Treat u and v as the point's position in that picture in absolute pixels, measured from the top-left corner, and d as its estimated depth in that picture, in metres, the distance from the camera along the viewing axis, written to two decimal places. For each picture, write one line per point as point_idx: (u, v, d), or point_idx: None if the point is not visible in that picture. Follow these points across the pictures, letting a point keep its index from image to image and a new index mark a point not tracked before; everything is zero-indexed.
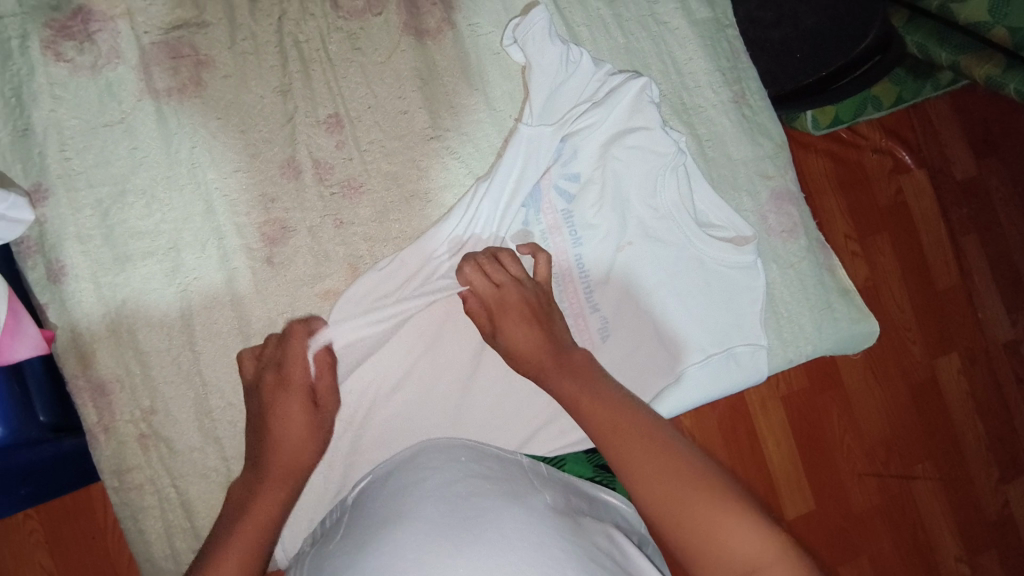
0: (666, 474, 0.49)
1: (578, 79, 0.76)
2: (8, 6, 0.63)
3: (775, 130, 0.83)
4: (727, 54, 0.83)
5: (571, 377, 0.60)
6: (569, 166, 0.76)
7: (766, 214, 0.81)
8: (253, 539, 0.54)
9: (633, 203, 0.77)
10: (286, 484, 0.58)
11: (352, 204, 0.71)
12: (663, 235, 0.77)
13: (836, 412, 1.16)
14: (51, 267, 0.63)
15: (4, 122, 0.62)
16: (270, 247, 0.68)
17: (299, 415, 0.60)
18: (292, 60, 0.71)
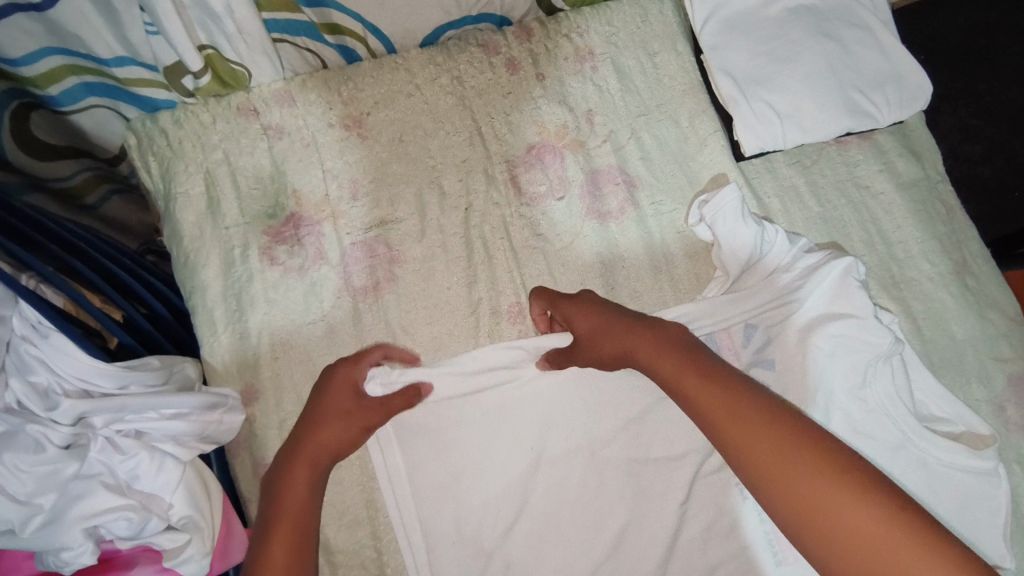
0: (820, 488, 0.43)
1: (770, 259, 0.68)
2: (235, 219, 0.70)
3: (1006, 303, 0.72)
4: (942, 218, 0.74)
5: (660, 355, 0.53)
6: (763, 354, 0.67)
7: (1003, 404, 0.69)
8: (293, 540, 0.53)
9: (837, 392, 0.64)
10: (313, 476, 0.57)
11: (524, 399, 0.67)
12: (874, 430, 0.64)
13: None
14: (257, 465, 0.66)
15: (226, 326, 0.68)
16: (450, 441, 0.67)
17: (338, 396, 0.60)
18: (476, 249, 0.71)
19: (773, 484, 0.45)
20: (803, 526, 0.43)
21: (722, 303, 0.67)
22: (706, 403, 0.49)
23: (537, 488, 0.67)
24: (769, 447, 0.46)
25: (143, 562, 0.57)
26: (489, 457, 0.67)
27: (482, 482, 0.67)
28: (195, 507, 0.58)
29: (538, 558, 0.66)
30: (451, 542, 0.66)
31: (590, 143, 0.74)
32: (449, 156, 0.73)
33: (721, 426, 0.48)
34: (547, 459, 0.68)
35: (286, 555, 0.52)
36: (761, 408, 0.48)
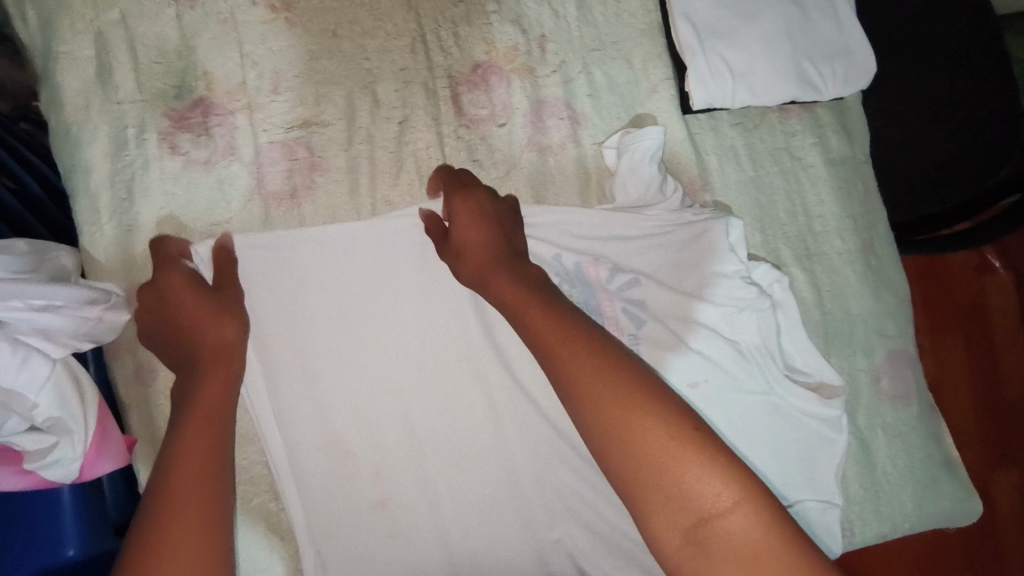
0: (628, 415, 0.49)
1: (659, 211, 0.69)
2: (129, 93, 0.61)
3: (899, 284, 0.78)
4: (862, 198, 0.77)
5: (513, 280, 0.59)
6: (630, 295, 0.68)
7: (879, 375, 0.76)
8: (213, 430, 0.51)
9: (706, 341, 0.67)
10: (229, 372, 0.55)
11: (395, 313, 0.66)
12: (740, 376, 0.67)
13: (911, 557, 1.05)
14: (141, 368, 0.61)
15: (111, 215, 0.61)
16: (315, 348, 0.64)
17: (197, 302, 0.57)
18: (407, 166, 0.67)
19: (589, 406, 0.50)
20: (606, 439, 0.49)
21: (591, 244, 0.69)
22: (546, 331, 0.55)
23: (419, 407, 0.67)
24: (587, 368, 0.52)
25: (3, 461, 0.52)
26: (353, 346, 0.65)
27: (355, 390, 0.65)
28: (64, 409, 0.53)
29: (421, 463, 0.66)
30: (308, 436, 0.64)
31: (539, 71, 0.70)
32: (388, 62, 0.67)
33: (547, 345, 0.54)
34: (424, 355, 0.67)
35: (198, 455, 0.49)
36: (588, 336, 0.54)
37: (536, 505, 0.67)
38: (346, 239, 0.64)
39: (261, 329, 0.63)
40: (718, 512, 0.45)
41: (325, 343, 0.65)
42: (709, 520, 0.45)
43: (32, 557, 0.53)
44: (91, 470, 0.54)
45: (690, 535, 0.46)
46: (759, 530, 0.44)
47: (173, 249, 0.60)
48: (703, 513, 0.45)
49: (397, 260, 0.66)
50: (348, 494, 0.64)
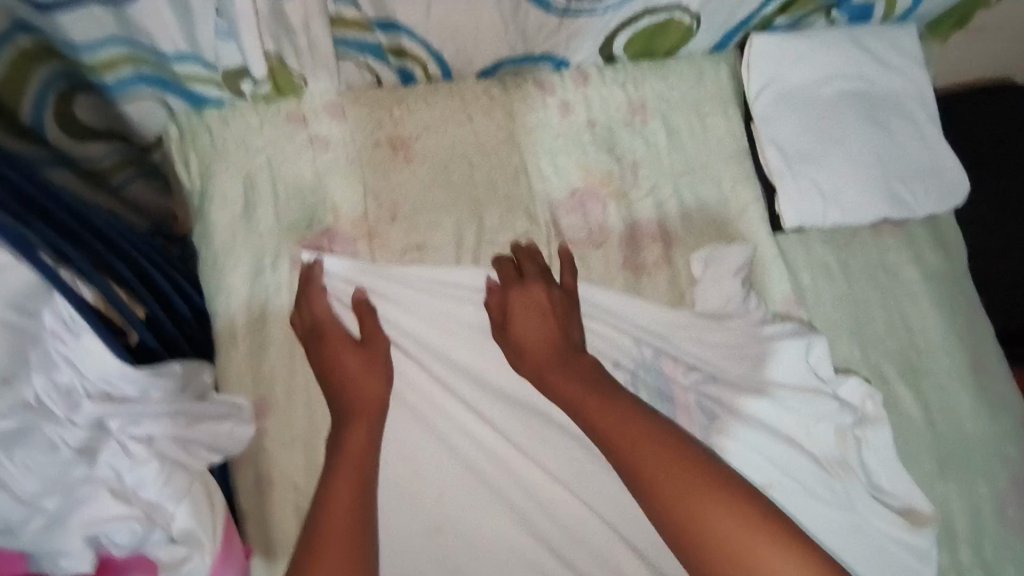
0: (704, 503, 0.54)
1: (742, 321, 0.70)
2: (269, 225, 0.69)
3: (1015, 403, 0.74)
4: (964, 313, 0.76)
5: (568, 376, 0.63)
6: (707, 394, 0.70)
7: (1005, 503, 0.70)
8: (355, 477, 0.59)
9: (780, 444, 0.69)
10: (371, 423, 0.62)
11: (483, 427, 0.67)
12: (818, 488, 0.68)
13: None
14: (260, 480, 0.65)
15: (246, 335, 0.67)
16: (402, 451, 0.66)
17: (353, 358, 0.64)
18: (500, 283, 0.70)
19: (659, 498, 0.55)
20: (677, 529, 0.54)
21: (668, 340, 0.70)
22: (612, 430, 0.59)
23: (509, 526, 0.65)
24: (653, 458, 0.56)
25: (140, 571, 0.55)
26: (430, 444, 0.67)
27: (434, 490, 0.66)
28: (198, 521, 0.57)
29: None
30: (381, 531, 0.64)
31: (633, 195, 0.75)
32: (494, 190, 0.73)
33: (610, 441, 0.59)
34: (513, 462, 0.67)
35: (347, 496, 0.57)
36: (649, 429, 0.58)
37: None
38: (450, 345, 0.69)
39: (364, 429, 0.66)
40: None
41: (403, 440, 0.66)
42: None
43: None
44: None
45: None
46: None
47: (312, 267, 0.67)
48: None
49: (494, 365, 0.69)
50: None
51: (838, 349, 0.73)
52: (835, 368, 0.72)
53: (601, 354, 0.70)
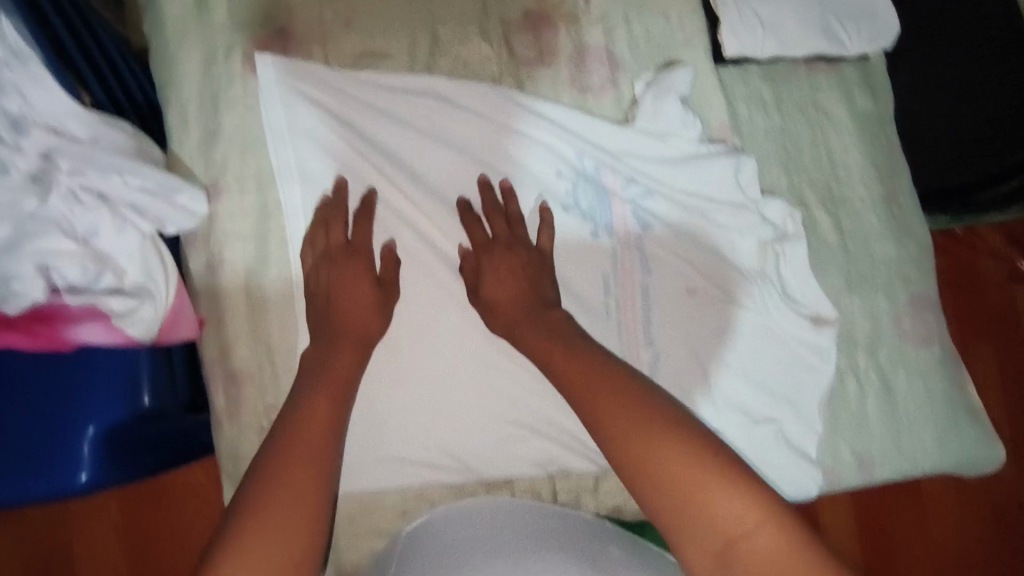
0: (650, 439, 0.54)
1: (681, 140, 0.74)
2: (219, 20, 0.70)
3: (922, 234, 0.81)
4: (886, 152, 0.81)
5: (537, 330, 0.66)
6: (643, 206, 0.74)
7: (901, 318, 0.79)
8: (336, 395, 0.61)
9: (707, 253, 0.75)
10: (360, 351, 0.65)
11: (433, 225, 0.72)
12: (737, 293, 0.75)
13: (937, 534, 1.20)
14: (212, 259, 0.68)
15: (197, 122, 0.68)
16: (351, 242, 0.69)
17: (364, 292, 0.66)
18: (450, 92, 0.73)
19: (616, 443, 0.55)
20: (632, 463, 0.54)
21: (609, 156, 0.74)
22: (580, 381, 0.60)
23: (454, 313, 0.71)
24: (615, 407, 0.57)
25: (96, 322, 0.58)
26: (383, 236, 0.71)
27: (384, 276, 0.70)
28: (149, 278, 0.60)
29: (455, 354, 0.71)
30: None
31: (584, 20, 0.76)
32: (448, 6, 0.75)
33: (580, 416, 0.59)
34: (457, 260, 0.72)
35: (311, 443, 0.56)
36: (624, 386, 0.58)
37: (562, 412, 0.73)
38: (397, 148, 0.72)
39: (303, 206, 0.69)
40: (740, 534, 0.48)
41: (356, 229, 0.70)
42: (734, 541, 0.48)
43: (109, 407, 0.60)
44: (167, 335, 0.62)
45: (719, 554, 0.48)
46: (783, 543, 0.47)
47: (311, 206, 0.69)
48: (726, 538, 0.48)
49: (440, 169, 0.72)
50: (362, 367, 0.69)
51: (767, 176, 0.78)
52: (761, 191, 0.77)
53: (545, 164, 0.73)
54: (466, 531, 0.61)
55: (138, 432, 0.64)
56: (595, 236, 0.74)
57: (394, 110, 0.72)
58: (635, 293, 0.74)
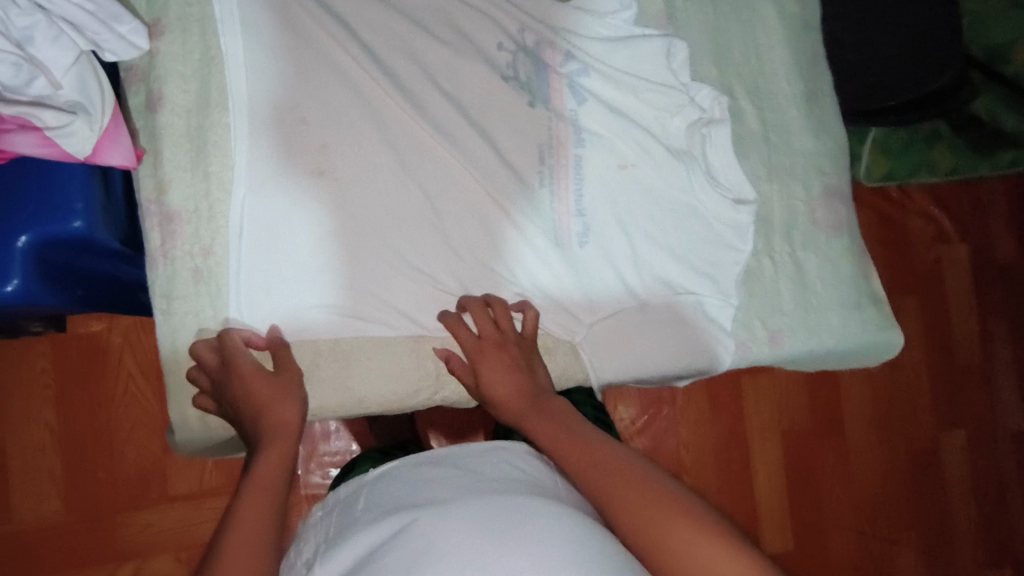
0: (660, 514, 0.55)
1: (617, 22, 0.80)
2: None
3: (838, 133, 0.87)
4: (809, 53, 0.87)
5: (546, 423, 0.68)
6: (578, 81, 0.78)
7: (815, 208, 0.85)
8: (260, 509, 0.56)
9: (640, 130, 0.78)
10: (284, 449, 0.61)
11: (374, 82, 0.72)
12: (667, 171, 0.79)
13: (830, 455, 1.41)
14: (151, 96, 0.68)
15: None
16: (293, 94, 0.70)
17: (263, 386, 0.64)
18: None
19: (622, 513, 0.56)
20: (639, 534, 0.55)
21: (550, 30, 0.78)
22: (583, 463, 0.62)
23: (393, 171, 0.73)
24: (621, 487, 0.58)
25: (26, 129, 0.58)
26: (324, 90, 0.71)
27: (323, 127, 0.70)
28: (83, 94, 0.60)
29: (391, 213, 0.72)
30: (270, 154, 0.69)
31: None
32: None
33: (584, 477, 0.61)
34: (398, 117, 0.73)
35: (246, 536, 0.53)
36: (622, 466, 0.60)
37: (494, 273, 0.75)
38: (341, 6, 0.73)
39: (236, 45, 0.69)
40: None
41: (299, 80, 0.70)
42: None
43: (40, 223, 0.60)
44: (104, 156, 0.62)
45: None
46: None
47: (235, 343, 0.65)
48: None
49: (380, 29, 0.74)
50: (298, 220, 0.70)
51: (698, 66, 0.83)
52: (692, 79, 0.82)
53: (486, 34, 0.76)
54: (427, 477, 0.62)
55: (70, 256, 0.64)
56: (533, 107, 0.77)
57: None
58: (571, 165, 0.77)
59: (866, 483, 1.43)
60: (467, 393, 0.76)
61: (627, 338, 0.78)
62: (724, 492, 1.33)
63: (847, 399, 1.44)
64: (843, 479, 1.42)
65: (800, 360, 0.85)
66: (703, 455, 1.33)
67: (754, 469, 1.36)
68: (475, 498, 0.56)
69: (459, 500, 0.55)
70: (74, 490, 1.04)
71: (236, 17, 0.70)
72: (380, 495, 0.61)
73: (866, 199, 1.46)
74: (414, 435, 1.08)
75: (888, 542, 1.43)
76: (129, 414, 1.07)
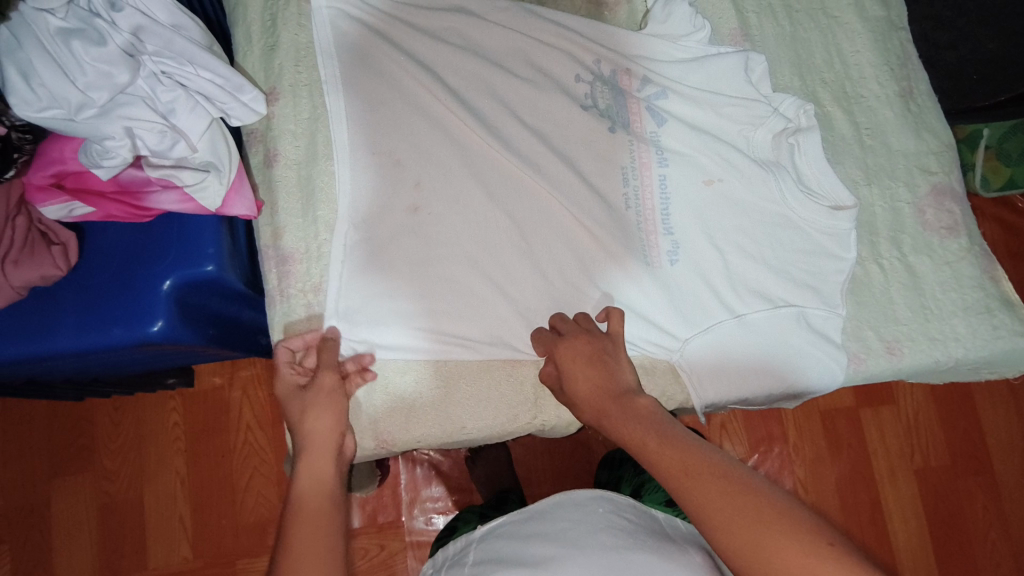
0: (763, 532, 0.47)
1: (692, 43, 0.81)
2: None
3: (942, 129, 0.82)
4: (899, 52, 0.84)
5: (631, 422, 0.59)
6: (656, 103, 0.79)
7: (923, 208, 0.80)
8: (321, 520, 0.52)
9: (723, 144, 0.78)
10: (323, 459, 0.59)
11: (461, 121, 0.77)
12: (754, 181, 0.78)
13: (977, 495, 1.25)
14: (268, 154, 0.77)
15: (260, 39, 0.80)
16: (390, 141, 0.76)
17: (298, 402, 0.64)
18: (474, 18, 0.81)
19: (717, 532, 0.48)
20: (741, 557, 0.47)
21: (622, 56, 0.80)
22: (672, 465, 0.53)
23: (480, 205, 0.76)
24: (716, 497, 0.49)
25: (169, 188, 0.67)
26: (416, 134, 0.77)
27: (419, 169, 0.76)
28: (214, 155, 0.69)
29: (480, 243, 0.76)
30: (364, 195, 0.75)
31: None
32: None
33: (672, 483, 0.52)
34: (485, 151, 0.78)
35: (308, 539, 0.50)
36: (717, 468, 0.52)
37: (584, 295, 0.76)
38: (428, 57, 0.79)
39: (339, 101, 0.77)
40: None
41: (391, 127, 0.77)
42: None
43: (178, 268, 0.68)
44: (229, 207, 0.69)
45: None
46: None
47: (282, 363, 0.67)
48: None
49: (464, 75, 0.79)
50: (397, 253, 0.74)
51: (778, 77, 0.83)
52: (774, 90, 0.82)
53: (563, 70, 0.80)
54: (532, 529, 0.64)
55: (202, 299, 0.72)
56: (612, 132, 0.79)
57: (428, 25, 0.81)
58: (648, 179, 0.77)
59: None
60: (566, 418, 0.76)
61: (727, 358, 0.75)
62: (851, 535, 1.22)
63: (990, 430, 1.27)
64: (997, 524, 1.24)
65: (925, 373, 0.78)
66: (823, 493, 1.23)
67: (883, 509, 1.23)
68: (582, 555, 0.57)
69: (566, 559, 0.56)
70: (202, 532, 1.12)
71: (339, 78, 0.78)
72: (488, 550, 0.63)
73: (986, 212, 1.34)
74: (515, 482, 1.08)
75: None
76: (248, 457, 1.14)
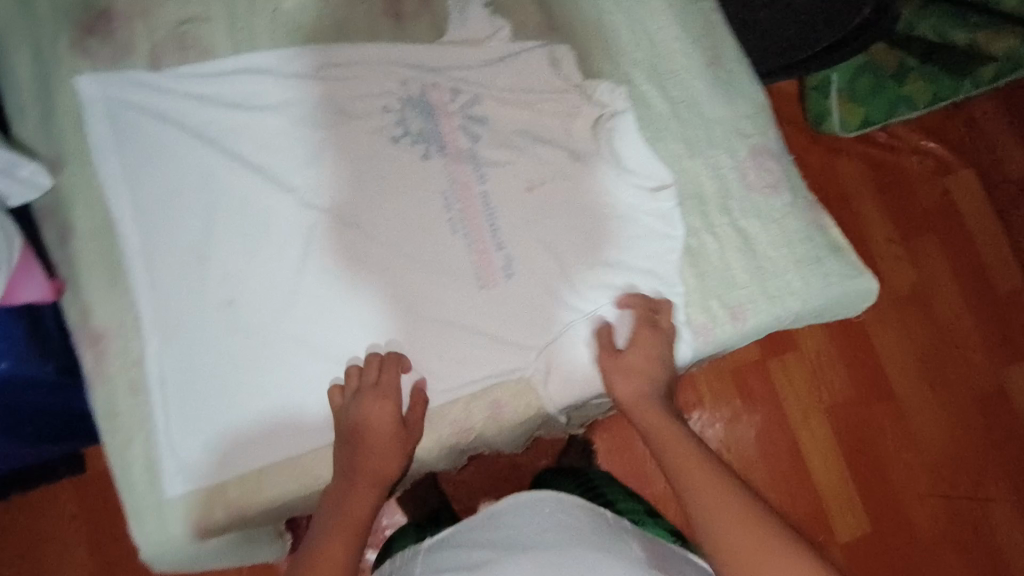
0: (756, 533, 0.55)
1: (496, 45, 0.81)
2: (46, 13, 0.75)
3: (752, 92, 0.84)
4: (701, 23, 0.85)
5: (667, 429, 0.68)
6: (472, 112, 0.78)
7: (745, 171, 0.81)
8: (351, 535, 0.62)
9: (541, 145, 0.78)
10: (368, 495, 0.66)
11: (270, 161, 0.75)
12: (573, 172, 0.78)
13: (887, 423, 1.29)
14: (62, 228, 0.72)
15: (36, 108, 0.74)
16: (196, 194, 0.73)
17: (389, 427, 0.69)
18: (271, 52, 0.78)
19: (714, 529, 0.57)
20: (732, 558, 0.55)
21: (429, 71, 0.79)
22: (691, 474, 0.63)
23: (304, 243, 0.73)
24: (722, 507, 0.58)
25: None
26: (221, 180, 0.73)
27: (233, 218, 0.73)
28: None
29: (307, 282, 0.72)
30: (174, 257, 0.72)
31: None
32: None
33: (689, 486, 0.62)
34: (305, 187, 0.75)
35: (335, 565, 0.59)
36: (722, 482, 0.61)
37: (427, 318, 0.74)
38: (227, 97, 0.76)
39: (134, 160, 0.73)
40: None
41: (193, 177, 0.73)
42: None
43: None
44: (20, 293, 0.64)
45: None
46: None
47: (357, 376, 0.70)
48: None
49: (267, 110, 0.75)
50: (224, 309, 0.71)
51: (591, 64, 0.83)
52: (587, 77, 0.82)
53: (373, 91, 0.77)
54: (483, 535, 0.64)
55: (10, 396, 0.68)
56: (426, 156, 0.77)
57: (221, 64, 0.77)
58: (471, 190, 0.77)
59: (938, 444, 1.29)
60: (427, 446, 0.74)
61: (579, 354, 0.75)
62: (773, 487, 1.25)
63: (886, 356, 1.31)
64: (910, 446, 1.29)
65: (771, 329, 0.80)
66: (739, 451, 1.26)
67: (804, 457, 1.27)
68: (524, 556, 0.58)
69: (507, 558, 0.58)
70: None
71: (132, 135, 0.73)
72: (433, 560, 0.63)
73: (849, 151, 1.38)
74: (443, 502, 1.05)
75: (990, 504, 1.26)
76: None
